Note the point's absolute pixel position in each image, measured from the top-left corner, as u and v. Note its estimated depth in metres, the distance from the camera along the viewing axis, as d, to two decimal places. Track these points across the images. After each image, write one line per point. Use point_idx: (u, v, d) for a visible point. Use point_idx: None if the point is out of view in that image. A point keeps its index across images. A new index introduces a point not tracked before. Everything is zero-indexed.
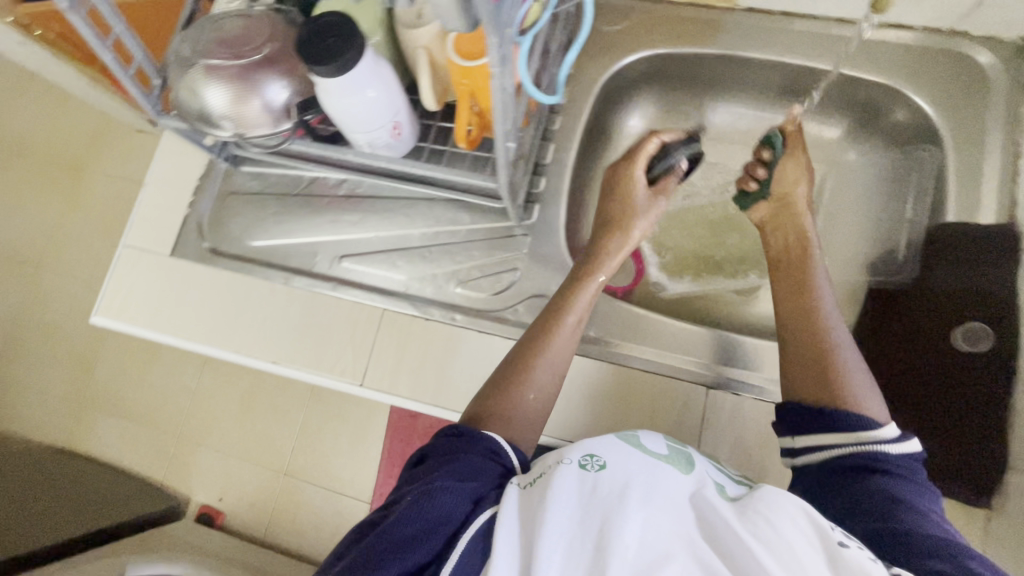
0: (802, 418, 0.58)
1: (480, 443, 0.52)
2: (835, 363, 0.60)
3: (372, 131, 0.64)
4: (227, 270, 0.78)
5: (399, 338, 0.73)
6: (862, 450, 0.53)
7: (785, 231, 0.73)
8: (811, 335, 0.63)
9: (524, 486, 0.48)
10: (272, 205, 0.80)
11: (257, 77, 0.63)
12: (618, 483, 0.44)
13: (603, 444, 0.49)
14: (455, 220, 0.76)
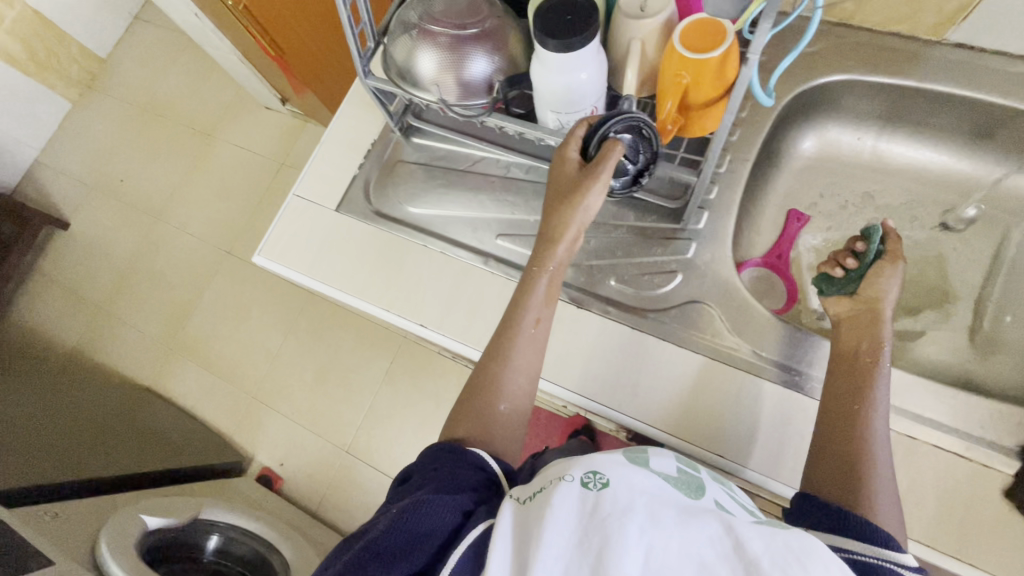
0: (825, 516, 0.54)
1: (466, 459, 0.56)
2: (865, 471, 0.56)
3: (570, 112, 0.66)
4: (388, 233, 0.82)
5: (548, 322, 0.74)
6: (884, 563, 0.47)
7: (860, 334, 0.65)
8: (841, 440, 0.59)
9: (523, 500, 0.49)
10: (440, 177, 0.84)
11: (471, 48, 0.67)
12: (619, 501, 0.43)
13: (611, 462, 0.48)
14: (621, 216, 0.76)
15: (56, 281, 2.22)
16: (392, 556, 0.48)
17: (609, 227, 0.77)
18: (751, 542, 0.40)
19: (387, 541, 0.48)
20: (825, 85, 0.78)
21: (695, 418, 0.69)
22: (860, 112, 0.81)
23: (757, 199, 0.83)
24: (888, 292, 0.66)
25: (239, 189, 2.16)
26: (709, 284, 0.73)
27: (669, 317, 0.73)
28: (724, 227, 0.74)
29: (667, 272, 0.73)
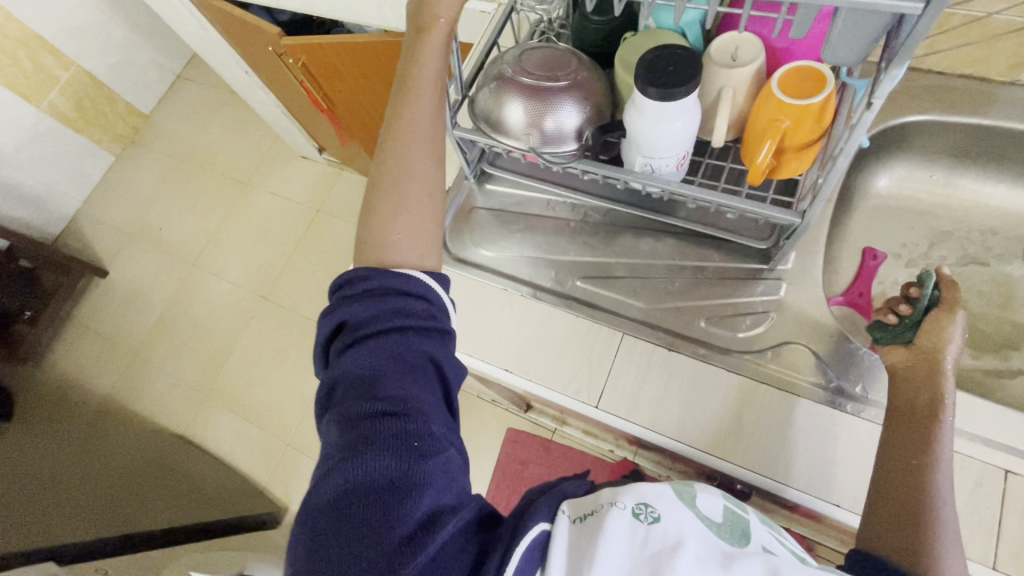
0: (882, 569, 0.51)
1: (419, 357, 0.53)
2: (927, 533, 0.52)
3: (662, 159, 0.66)
4: (468, 277, 0.82)
5: (639, 365, 0.73)
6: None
7: (916, 387, 0.62)
8: (909, 495, 0.55)
9: (572, 518, 0.49)
10: (516, 222, 0.85)
11: (560, 98, 0.69)
12: (670, 538, 0.46)
13: (661, 497, 0.50)
14: (704, 257, 0.78)
15: (93, 329, 2.23)
16: (450, 512, 0.46)
17: (693, 268, 0.78)
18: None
19: (443, 498, 0.47)
20: (897, 126, 0.80)
21: (805, 466, 0.65)
22: (930, 151, 0.83)
23: (833, 238, 0.84)
24: (948, 342, 0.61)
25: (276, 235, 2.20)
26: (800, 323, 0.73)
27: (764, 358, 0.71)
28: (812, 268, 0.75)
29: (758, 312, 0.74)
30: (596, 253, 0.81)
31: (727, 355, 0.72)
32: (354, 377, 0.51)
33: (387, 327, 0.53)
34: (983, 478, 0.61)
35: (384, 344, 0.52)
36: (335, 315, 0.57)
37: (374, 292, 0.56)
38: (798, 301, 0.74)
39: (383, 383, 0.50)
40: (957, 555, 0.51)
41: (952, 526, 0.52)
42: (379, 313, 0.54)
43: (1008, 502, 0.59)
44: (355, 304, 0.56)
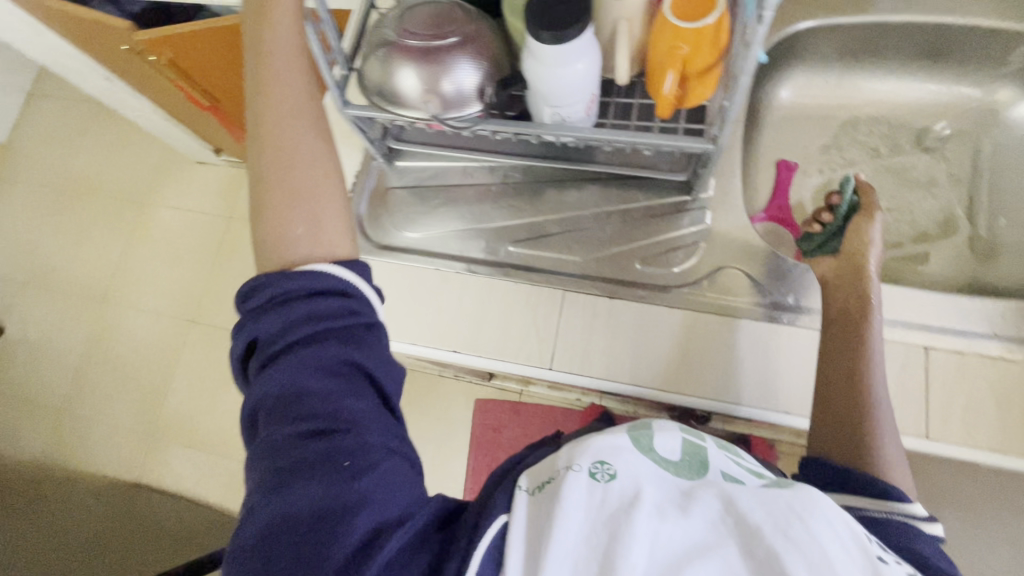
0: (832, 477, 0.54)
1: (334, 356, 0.49)
2: (866, 434, 0.56)
3: (568, 106, 0.64)
4: (396, 263, 0.78)
5: (586, 318, 0.71)
6: (891, 515, 0.49)
7: (845, 290, 0.65)
8: (847, 396, 0.58)
9: (533, 491, 0.47)
10: (436, 196, 0.81)
11: (454, 55, 0.64)
12: (630, 491, 0.44)
13: (617, 452, 0.49)
14: (629, 198, 0.77)
15: (5, 394, 2.00)
16: (393, 528, 0.44)
17: (621, 212, 0.76)
18: (752, 511, 0.43)
19: (385, 513, 0.44)
20: (792, 35, 0.80)
21: (754, 382, 0.68)
22: (823, 56, 0.85)
23: (749, 157, 0.85)
24: (870, 246, 0.66)
25: (189, 252, 2.03)
26: (731, 246, 0.74)
27: (702, 288, 0.72)
28: (731, 191, 0.76)
29: (689, 245, 0.74)
30: (522, 215, 0.78)
31: (667, 291, 0.72)
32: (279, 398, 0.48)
33: (305, 337, 0.49)
34: (907, 359, 0.65)
35: (304, 356, 0.48)
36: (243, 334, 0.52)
37: (279, 303, 0.51)
38: (725, 226, 0.75)
39: (306, 401, 0.47)
40: (898, 451, 0.56)
41: (890, 421, 0.57)
42: (292, 323, 0.50)
43: (931, 375, 0.65)
44: (262, 318, 0.51)
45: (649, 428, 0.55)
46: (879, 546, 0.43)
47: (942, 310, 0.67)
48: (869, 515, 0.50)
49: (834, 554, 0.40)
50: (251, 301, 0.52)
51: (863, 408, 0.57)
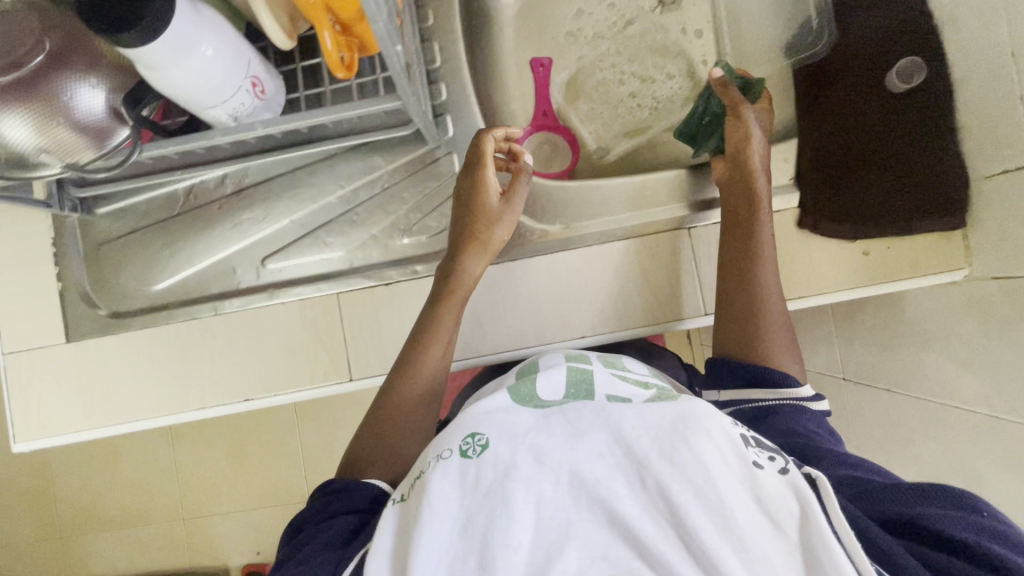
0: (731, 373, 0.56)
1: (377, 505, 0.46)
2: (764, 329, 0.56)
3: (228, 99, 0.53)
4: (144, 328, 0.67)
5: (368, 316, 0.66)
6: (785, 400, 0.52)
7: (733, 192, 0.63)
8: (745, 298, 0.58)
9: (402, 499, 0.43)
10: (158, 235, 0.68)
11: (65, 67, 0.49)
12: (502, 462, 0.39)
13: (488, 417, 0.43)
14: (369, 166, 0.67)
15: None
16: None
17: (367, 184, 0.67)
18: (638, 438, 0.39)
19: None
20: None
21: (549, 318, 0.66)
22: None
23: (493, 69, 0.75)
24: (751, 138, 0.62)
25: None
26: None
27: None
28: (473, 121, 0.67)
29: (448, 199, 0.66)
30: (261, 224, 0.67)
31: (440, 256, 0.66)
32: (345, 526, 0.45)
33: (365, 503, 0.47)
34: (675, 244, 0.67)
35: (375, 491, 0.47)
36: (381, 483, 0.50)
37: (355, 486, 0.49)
38: None
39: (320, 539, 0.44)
40: (789, 340, 0.56)
41: (782, 316, 0.57)
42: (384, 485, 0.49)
43: (698, 253, 0.67)
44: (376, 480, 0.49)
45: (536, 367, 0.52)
46: (756, 451, 0.39)
47: (689, 187, 0.70)
48: (767, 407, 0.52)
49: (715, 473, 0.37)
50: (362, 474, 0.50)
51: (756, 305, 0.57)
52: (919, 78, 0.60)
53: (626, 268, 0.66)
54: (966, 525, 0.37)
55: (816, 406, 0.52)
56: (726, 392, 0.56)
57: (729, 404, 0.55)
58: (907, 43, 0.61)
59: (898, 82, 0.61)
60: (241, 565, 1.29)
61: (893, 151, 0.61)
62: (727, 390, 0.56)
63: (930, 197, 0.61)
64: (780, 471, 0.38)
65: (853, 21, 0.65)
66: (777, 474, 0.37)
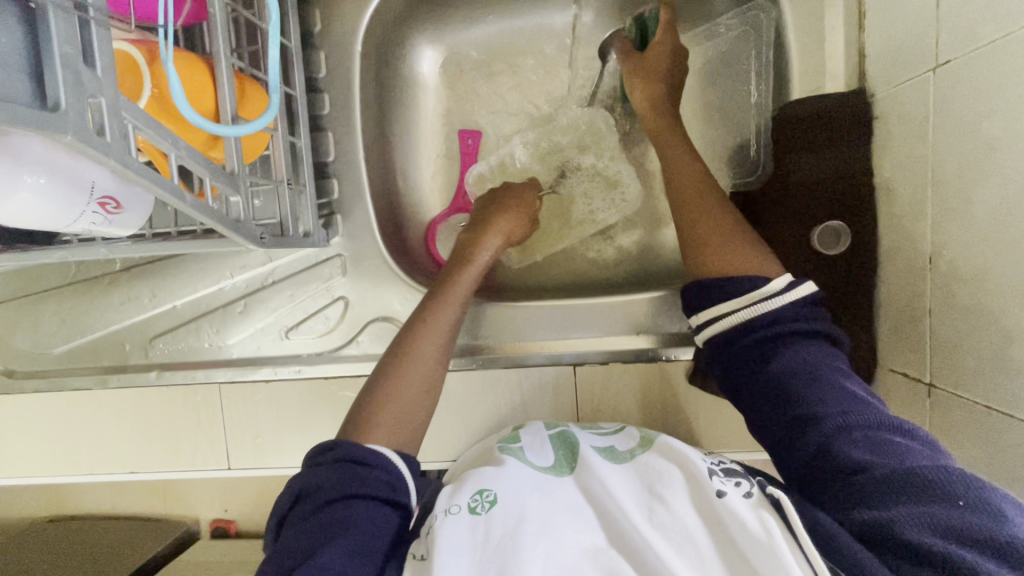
0: (701, 293, 0.50)
1: (361, 512, 0.42)
2: (720, 233, 0.52)
3: (75, 221, 0.50)
4: (37, 392, 0.69)
5: (247, 410, 0.66)
6: (759, 313, 0.47)
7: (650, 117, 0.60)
8: (701, 219, 0.53)
9: (419, 557, 0.40)
10: (50, 302, 0.68)
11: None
12: (510, 515, 0.41)
13: (498, 475, 0.46)
14: (255, 260, 0.64)
15: None
16: None
17: (253, 277, 0.65)
18: (618, 500, 0.42)
19: None
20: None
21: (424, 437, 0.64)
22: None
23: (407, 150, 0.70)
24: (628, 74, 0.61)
25: None
26: (380, 289, 0.64)
27: (357, 349, 0.64)
28: (366, 221, 0.64)
29: (331, 303, 0.64)
30: (145, 306, 0.67)
31: (321, 360, 0.65)
32: (274, 573, 0.39)
33: (332, 495, 0.42)
34: (558, 380, 0.62)
35: (344, 484, 0.43)
36: (291, 490, 0.45)
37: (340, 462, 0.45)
38: (366, 267, 0.64)
39: (298, 559, 0.39)
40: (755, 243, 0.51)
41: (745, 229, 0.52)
42: (339, 472, 0.44)
43: (580, 394, 0.62)
44: (332, 471, 0.44)
45: (519, 440, 0.53)
46: (720, 479, 0.42)
47: (596, 318, 0.62)
48: (772, 332, 0.46)
49: (689, 522, 0.40)
50: (316, 458, 0.46)
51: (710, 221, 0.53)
52: (845, 242, 0.55)
53: (500, 401, 0.62)
54: (936, 530, 0.34)
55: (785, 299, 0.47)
56: (701, 333, 0.51)
57: (707, 326, 0.50)
58: (837, 200, 0.55)
59: (822, 243, 0.55)
60: (209, 520, 1.26)
61: None
62: (706, 311, 0.49)
63: None
64: (743, 496, 0.40)
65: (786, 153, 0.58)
66: (743, 499, 0.40)
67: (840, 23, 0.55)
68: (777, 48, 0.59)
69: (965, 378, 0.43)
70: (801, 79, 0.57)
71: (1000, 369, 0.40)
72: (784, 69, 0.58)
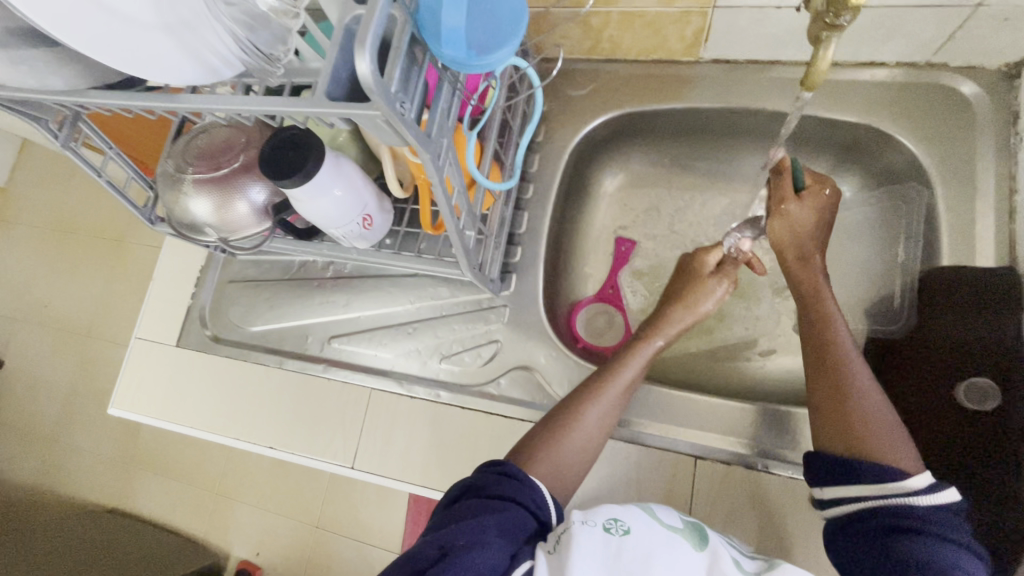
0: (830, 469, 0.50)
1: (514, 514, 0.48)
2: (861, 417, 0.51)
3: (342, 227, 0.67)
4: (228, 357, 0.84)
5: (386, 417, 0.74)
6: (890, 498, 0.47)
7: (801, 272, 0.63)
8: (840, 389, 0.53)
9: (550, 550, 0.45)
10: (267, 290, 0.85)
11: (248, 175, 0.66)
12: (642, 549, 0.44)
13: (629, 511, 0.48)
14: (435, 294, 0.78)
15: None
16: None
17: (429, 307, 0.78)
18: None
19: None
20: (597, 128, 0.80)
21: None
22: (648, 138, 0.83)
23: (575, 241, 0.84)
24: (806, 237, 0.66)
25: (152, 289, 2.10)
26: (531, 344, 0.74)
27: (497, 388, 0.72)
28: (534, 285, 0.76)
29: (487, 343, 0.74)
30: (337, 310, 0.82)
31: (462, 390, 0.73)
32: (438, 525, 0.48)
33: (498, 491, 0.50)
34: (676, 467, 0.64)
35: (510, 486, 0.50)
36: (463, 476, 0.53)
37: (507, 472, 0.52)
38: (523, 322, 0.75)
39: (459, 520, 0.47)
40: (899, 429, 0.50)
41: (889, 414, 0.51)
42: (505, 476, 0.51)
43: (696, 487, 0.63)
44: (498, 477, 0.51)
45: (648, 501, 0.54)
46: None
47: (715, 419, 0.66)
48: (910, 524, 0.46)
49: None
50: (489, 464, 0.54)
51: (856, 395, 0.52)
52: (992, 404, 0.56)
53: (617, 471, 0.65)
54: None
55: (921, 498, 0.46)
56: (830, 488, 0.50)
57: (835, 503, 0.50)
58: (989, 363, 0.57)
59: (967, 399, 0.57)
60: (238, 558, 1.38)
61: (946, 472, 0.56)
62: (833, 491, 0.50)
63: (974, 542, 0.53)
64: None
65: (940, 311, 0.62)
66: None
67: (990, 212, 0.63)
68: (929, 224, 0.67)
69: None
70: (952, 252, 0.64)
71: None
72: (935, 243, 0.66)
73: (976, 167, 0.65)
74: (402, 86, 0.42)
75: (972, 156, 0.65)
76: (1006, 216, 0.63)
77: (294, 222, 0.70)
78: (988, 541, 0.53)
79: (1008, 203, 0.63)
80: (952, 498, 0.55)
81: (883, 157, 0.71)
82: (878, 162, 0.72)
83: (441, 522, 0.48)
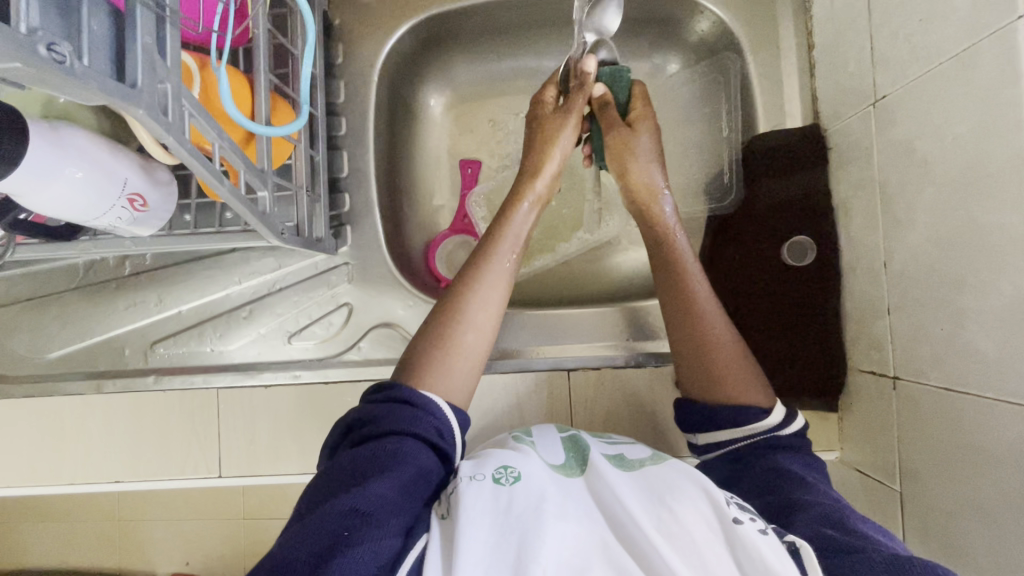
0: (697, 420, 0.54)
1: (409, 459, 0.44)
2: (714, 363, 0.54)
3: (102, 215, 0.53)
4: (26, 396, 0.68)
5: (242, 415, 0.66)
6: (755, 437, 0.52)
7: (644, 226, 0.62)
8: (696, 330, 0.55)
9: (443, 518, 0.42)
10: (53, 306, 0.69)
11: None
12: (532, 494, 0.42)
13: (522, 457, 0.46)
14: (264, 267, 0.68)
15: None
16: None
17: (261, 283, 0.68)
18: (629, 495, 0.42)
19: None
20: (405, 39, 0.69)
21: None
22: (466, 42, 0.74)
23: (413, 174, 0.76)
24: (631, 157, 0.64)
25: None
26: (385, 297, 0.68)
27: (359, 352, 0.67)
28: (373, 233, 0.68)
29: (336, 309, 0.67)
30: (151, 310, 0.69)
31: (321, 365, 0.67)
32: (325, 484, 0.43)
33: (391, 429, 0.45)
34: (552, 384, 0.65)
35: (404, 421, 0.46)
36: (351, 421, 0.48)
37: (400, 404, 0.47)
38: (371, 277, 0.68)
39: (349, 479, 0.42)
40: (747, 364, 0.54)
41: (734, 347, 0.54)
42: (397, 412, 0.47)
43: (574, 398, 0.64)
44: (390, 412, 0.47)
45: (530, 435, 0.53)
46: (736, 507, 0.41)
47: (581, 329, 0.68)
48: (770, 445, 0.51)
49: (696, 534, 0.39)
50: (377, 396, 0.49)
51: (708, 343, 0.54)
52: (810, 258, 0.61)
53: (498, 404, 0.64)
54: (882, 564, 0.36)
55: (783, 432, 0.52)
56: (703, 434, 0.54)
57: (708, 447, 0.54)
58: (804, 220, 0.62)
59: (790, 258, 0.62)
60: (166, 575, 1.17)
61: (776, 328, 0.62)
62: (709, 436, 0.53)
63: (804, 384, 0.60)
64: (759, 530, 0.39)
65: (760, 180, 0.65)
66: (756, 531, 0.39)
67: (794, 73, 0.65)
68: (744, 93, 0.68)
69: (924, 367, 0.48)
70: (766, 117, 0.66)
71: (951, 356, 0.45)
72: (751, 111, 0.67)
73: (777, 26, 0.65)
74: (58, 29, 0.30)
75: (772, 16, 0.65)
76: (806, 73, 0.65)
77: (42, 222, 0.54)
78: (815, 380, 0.60)
79: (807, 60, 0.65)
80: (785, 350, 0.61)
81: (696, 29, 0.70)
82: (693, 35, 0.70)
83: (328, 481, 0.43)
